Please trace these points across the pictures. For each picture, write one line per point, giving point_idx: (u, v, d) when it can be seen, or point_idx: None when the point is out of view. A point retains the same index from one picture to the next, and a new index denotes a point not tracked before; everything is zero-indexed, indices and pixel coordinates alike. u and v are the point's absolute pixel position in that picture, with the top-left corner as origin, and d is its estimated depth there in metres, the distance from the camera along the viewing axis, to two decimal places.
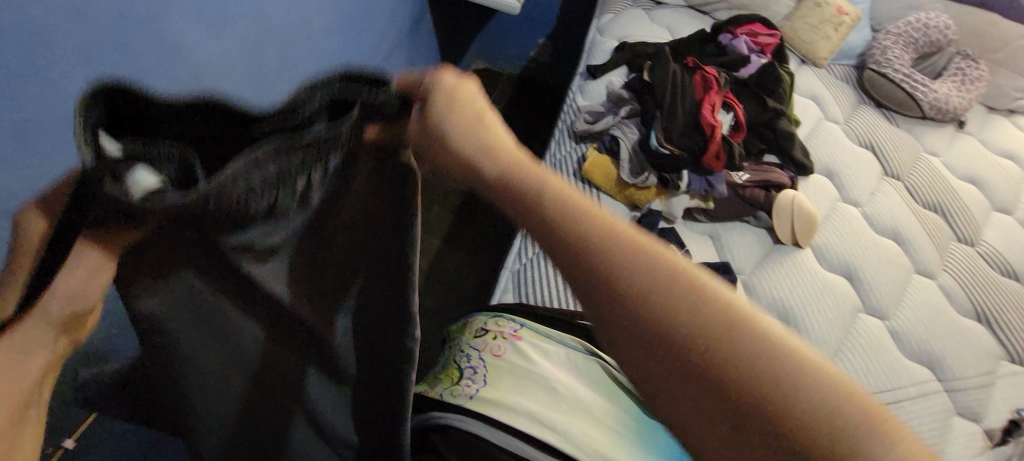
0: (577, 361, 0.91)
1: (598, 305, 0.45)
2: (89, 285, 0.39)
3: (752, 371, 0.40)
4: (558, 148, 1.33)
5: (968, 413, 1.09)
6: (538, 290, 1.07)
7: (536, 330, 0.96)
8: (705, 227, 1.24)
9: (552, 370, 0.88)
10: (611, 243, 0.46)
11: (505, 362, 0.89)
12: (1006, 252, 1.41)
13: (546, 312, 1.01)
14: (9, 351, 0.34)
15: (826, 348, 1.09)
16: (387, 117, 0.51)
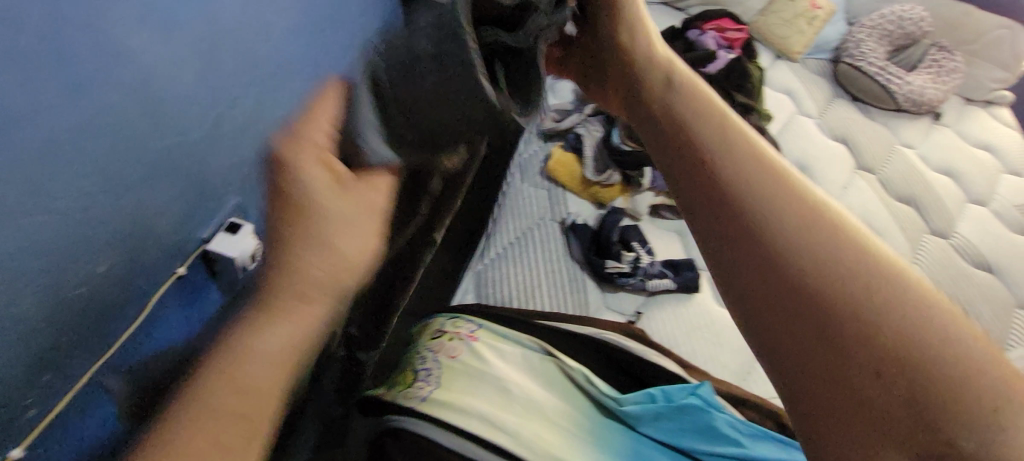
0: (534, 361, 0.90)
1: (740, 245, 0.44)
2: (343, 255, 0.43)
3: (886, 318, 0.39)
4: (526, 147, 1.33)
5: None
6: (499, 288, 1.07)
7: (494, 330, 0.95)
8: (671, 224, 1.23)
9: (508, 370, 0.88)
10: (780, 189, 0.45)
11: (461, 363, 0.88)
12: (980, 244, 1.39)
13: (505, 311, 1.02)
14: (298, 317, 0.42)
15: None
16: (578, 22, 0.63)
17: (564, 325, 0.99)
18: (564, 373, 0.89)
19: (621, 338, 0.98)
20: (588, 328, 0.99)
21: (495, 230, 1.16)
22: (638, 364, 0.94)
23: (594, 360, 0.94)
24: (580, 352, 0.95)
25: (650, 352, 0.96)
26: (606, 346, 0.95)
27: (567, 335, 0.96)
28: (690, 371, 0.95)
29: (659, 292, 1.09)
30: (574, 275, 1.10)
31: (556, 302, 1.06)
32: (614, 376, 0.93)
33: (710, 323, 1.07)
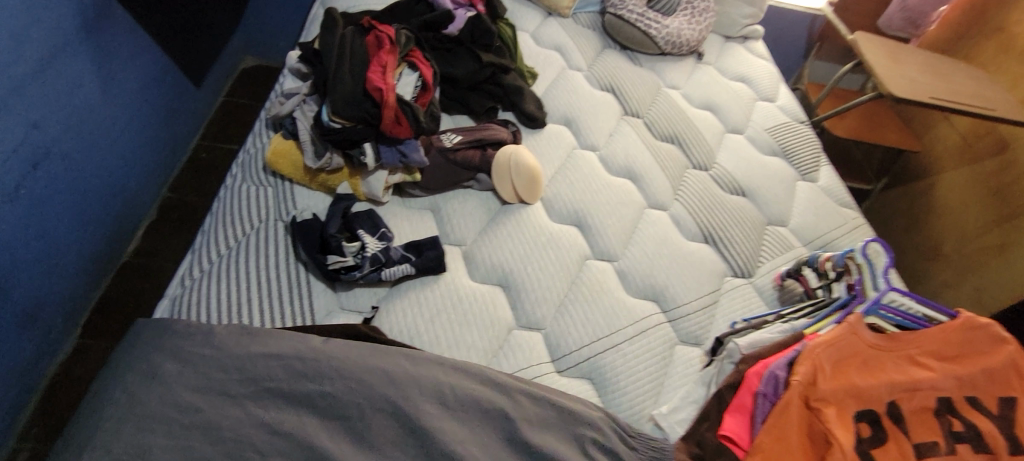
0: (215, 392, 0.74)
1: None
2: None
3: None
4: (254, 142, 1.16)
5: (690, 338, 1.06)
6: (196, 305, 0.89)
7: (170, 368, 0.76)
8: (423, 201, 1.14)
9: (180, 412, 0.71)
10: None
11: (116, 420, 0.70)
12: (735, 171, 1.45)
13: (184, 342, 0.80)
14: None
15: (547, 306, 1.02)
16: None
17: (258, 344, 0.80)
18: (248, 407, 0.73)
19: (329, 350, 0.81)
20: (285, 345, 0.80)
21: (206, 243, 0.99)
22: (337, 385, 0.76)
23: (288, 378, 0.76)
24: (326, 404, 0.74)
25: (364, 360, 0.80)
26: (298, 364, 0.77)
27: (259, 355, 0.78)
28: (417, 358, 0.83)
29: (400, 279, 0.98)
30: (296, 279, 0.95)
31: (268, 314, 0.90)
32: (309, 393, 0.75)
33: (457, 302, 0.98)
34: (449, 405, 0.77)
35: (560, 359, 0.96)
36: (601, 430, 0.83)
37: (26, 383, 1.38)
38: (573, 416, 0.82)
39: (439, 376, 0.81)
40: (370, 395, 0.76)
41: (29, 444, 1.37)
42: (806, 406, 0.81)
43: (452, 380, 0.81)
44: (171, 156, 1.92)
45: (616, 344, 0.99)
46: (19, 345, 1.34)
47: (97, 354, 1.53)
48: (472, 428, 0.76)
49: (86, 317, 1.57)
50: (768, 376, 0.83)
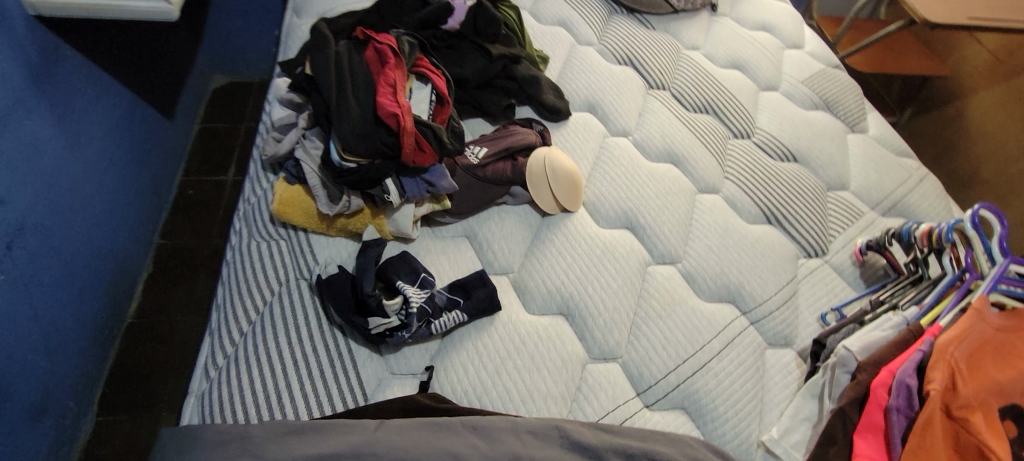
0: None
1: None
2: None
3: None
4: (253, 188, 1.02)
5: (779, 340, 0.95)
6: (225, 401, 0.78)
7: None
8: (456, 228, 1.00)
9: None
10: None
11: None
12: (781, 134, 1.31)
13: (216, 452, 0.68)
14: None
15: (620, 330, 0.89)
16: None
17: (305, 443, 0.68)
18: None
19: (385, 435, 0.69)
20: (336, 439, 0.69)
21: (223, 320, 0.87)
22: None
23: None
24: None
25: (429, 442, 0.68)
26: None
27: (306, 456, 0.66)
28: (489, 429, 0.72)
29: (452, 329, 0.86)
30: (335, 348, 0.82)
31: (314, 396, 0.78)
32: None
33: (521, 344, 0.86)
34: None
35: (646, 391, 0.85)
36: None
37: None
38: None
39: (518, 446, 0.70)
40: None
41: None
42: (947, 416, 0.70)
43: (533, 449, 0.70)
44: (156, 199, 1.74)
45: (705, 363, 0.88)
46: (33, 441, 1.21)
47: (119, 431, 1.39)
48: None
49: (101, 391, 1.43)
50: (898, 386, 0.72)
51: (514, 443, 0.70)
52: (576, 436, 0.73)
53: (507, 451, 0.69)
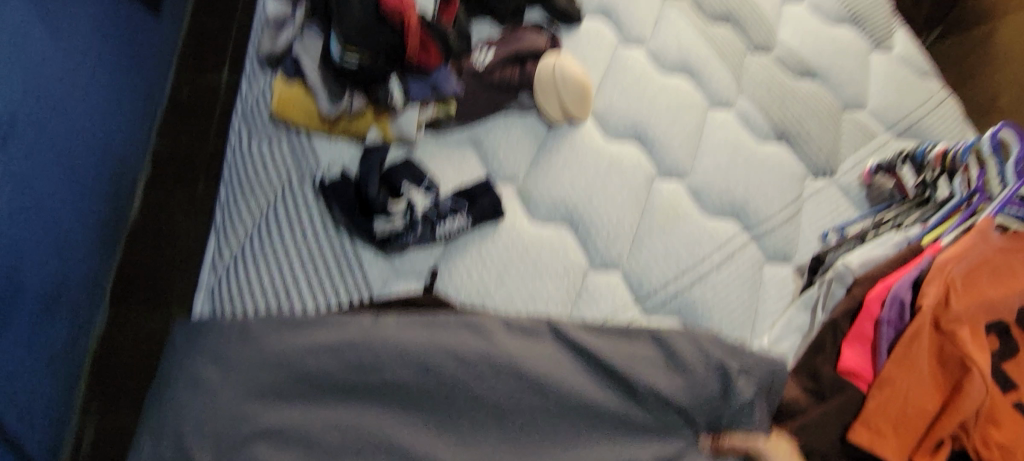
0: (279, 399, 0.66)
1: None
2: None
3: None
4: (250, 87, 0.98)
5: (777, 255, 0.96)
6: (236, 296, 0.80)
7: (216, 381, 0.67)
8: (460, 133, 0.96)
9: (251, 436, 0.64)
10: None
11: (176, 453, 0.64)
12: (801, 48, 1.24)
13: (217, 339, 0.71)
14: None
15: (623, 241, 0.90)
16: (724, 445, 0.67)
17: (296, 335, 0.70)
18: (311, 409, 0.66)
19: (385, 328, 0.70)
20: (325, 330, 0.70)
21: (229, 220, 0.88)
22: (407, 369, 0.68)
23: (344, 369, 0.68)
24: (402, 389, 0.67)
25: (422, 333, 0.70)
26: (354, 353, 0.68)
27: (309, 348, 0.69)
28: (479, 324, 0.72)
29: (455, 236, 0.86)
30: (339, 249, 0.83)
31: (320, 293, 0.80)
32: (371, 381, 0.68)
33: (523, 253, 0.86)
34: (538, 382, 0.68)
35: (647, 299, 0.87)
36: (713, 357, 0.71)
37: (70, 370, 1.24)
38: (676, 348, 0.72)
39: (506, 340, 0.71)
40: (438, 376, 0.68)
41: (95, 422, 1.30)
42: (935, 328, 0.72)
43: (525, 346, 0.71)
44: (148, 95, 1.54)
45: (704, 276, 0.89)
46: (49, 335, 1.17)
47: (132, 325, 1.40)
48: (577, 394, 0.69)
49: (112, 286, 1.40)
50: (891, 300, 0.74)
51: (501, 336, 0.71)
52: (565, 332, 0.72)
53: (500, 348, 0.70)
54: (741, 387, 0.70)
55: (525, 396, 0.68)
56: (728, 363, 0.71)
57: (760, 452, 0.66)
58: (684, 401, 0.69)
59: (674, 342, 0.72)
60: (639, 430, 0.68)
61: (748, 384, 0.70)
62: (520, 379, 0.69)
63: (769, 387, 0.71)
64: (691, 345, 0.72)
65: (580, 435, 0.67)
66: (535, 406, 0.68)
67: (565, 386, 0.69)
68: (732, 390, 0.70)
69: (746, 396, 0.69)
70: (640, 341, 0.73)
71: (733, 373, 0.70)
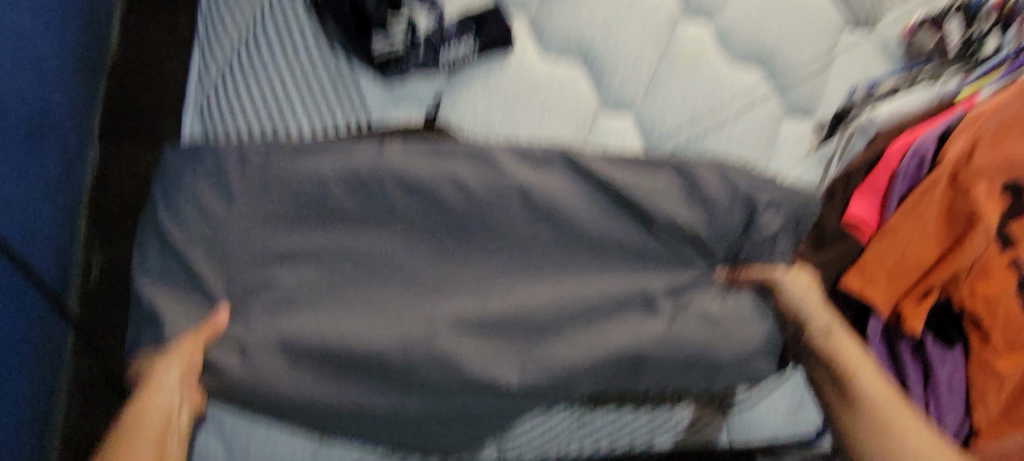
0: (274, 220, 0.61)
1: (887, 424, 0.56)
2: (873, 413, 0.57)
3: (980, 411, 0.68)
4: None
5: (800, 107, 0.86)
6: (224, 112, 0.76)
7: (211, 200, 0.62)
8: None
9: (255, 259, 0.61)
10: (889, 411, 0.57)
11: (169, 258, 0.61)
12: None
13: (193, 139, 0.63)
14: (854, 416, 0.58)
15: (639, 82, 0.84)
16: (742, 271, 0.66)
17: (298, 162, 0.62)
18: (298, 231, 0.62)
19: (395, 156, 0.63)
20: (331, 162, 0.62)
21: (210, 30, 0.80)
22: (408, 195, 0.63)
23: (349, 195, 0.62)
24: (405, 216, 0.63)
25: (429, 162, 0.63)
26: (359, 174, 0.62)
27: (303, 172, 0.62)
28: (489, 155, 0.64)
29: (458, 64, 0.79)
30: (334, 69, 0.77)
31: (313, 114, 0.76)
32: (378, 209, 0.63)
33: (533, 88, 0.81)
34: (550, 218, 0.64)
35: (657, 143, 0.84)
36: (738, 191, 0.66)
37: (65, 205, 0.97)
38: (708, 195, 0.65)
39: (521, 173, 0.64)
40: (451, 212, 0.63)
41: (106, 255, 1.07)
42: (952, 182, 0.70)
43: (541, 181, 0.64)
44: None
45: (721, 127, 0.84)
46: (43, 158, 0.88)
47: (128, 156, 1.12)
48: (587, 229, 0.64)
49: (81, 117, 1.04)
50: (913, 151, 0.71)
51: (517, 170, 0.64)
52: (592, 173, 0.65)
53: (512, 181, 0.64)
54: (764, 220, 0.65)
55: (534, 230, 0.64)
56: (756, 197, 0.65)
57: (776, 283, 0.65)
58: (701, 236, 0.65)
59: (698, 177, 0.66)
60: (651, 266, 0.65)
61: (774, 215, 0.65)
62: (531, 212, 0.64)
63: (796, 221, 0.67)
64: (716, 176, 0.66)
65: (586, 270, 0.64)
66: (543, 242, 0.64)
67: (581, 220, 0.64)
68: (755, 223, 0.65)
69: (769, 231, 0.65)
70: (657, 177, 0.66)
71: (760, 205, 0.65)
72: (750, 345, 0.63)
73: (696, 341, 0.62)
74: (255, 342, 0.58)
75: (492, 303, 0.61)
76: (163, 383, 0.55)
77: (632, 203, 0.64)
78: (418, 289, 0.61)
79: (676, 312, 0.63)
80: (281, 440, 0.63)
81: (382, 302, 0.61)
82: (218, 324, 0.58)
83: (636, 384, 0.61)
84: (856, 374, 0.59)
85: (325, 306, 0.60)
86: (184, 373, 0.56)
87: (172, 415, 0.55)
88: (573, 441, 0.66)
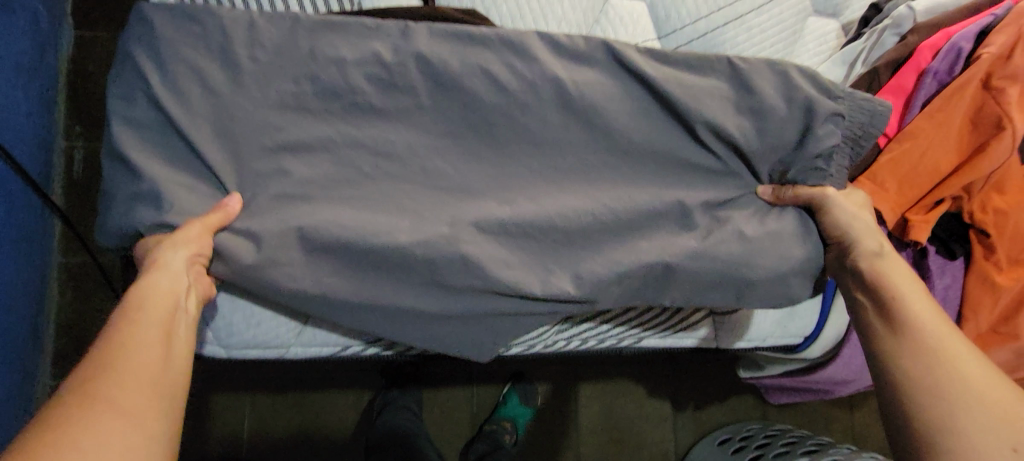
0: (284, 103, 0.50)
1: (919, 350, 0.44)
2: (912, 338, 0.45)
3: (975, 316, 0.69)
4: None
5: (825, 6, 0.74)
6: None
7: (169, 83, 0.48)
8: None
9: (257, 131, 0.49)
10: (932, 336, 0.45)
11: (107, 154, 0.48)
12: None
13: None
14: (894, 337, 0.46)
15: None
16: (788, 184, 0.55)
17: (321, 39, 0.50)
18: (303, 126, 0.50)
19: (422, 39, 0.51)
20: (354, 45, 0.51)
21: None
22: (429, 85, 0.51)
23: (373, 87, 0.51)
24: (425, 116, 0.52)
25: (457, 50, 0.51)
26: (377, 61, 0.50)
27: (309, 53, 0.50)
28: (522, 43, 0.52)
29: None
30: None
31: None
32: (404, 105, 0.51)
33: None
34: (588, 118, 0.53)
35: (668, 35, 0.70)
36: (797, 96, 0.53)
37: (43, 84, 0.76)
38: (767, 102, 0.53)
39: (557, 65, 0.52)
40: (478, 106, 0.51)
41: (88, 145, 0.83)
42: (984, 86, 0.63)
43: (574, 73, 0.52)
44: None
45: (741, 16, 0.70)
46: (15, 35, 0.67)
47: (102, 46, 0.85)
48: (620, 129, 0.53)
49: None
50: (948, 49, 0.65)
51: (550, 61, 0.52)
52: (640, 70, 0.52)
53: (550, 72, 0.52)
54: (822, 134, 0.53)
55: (564, 130, 0.53)
56: (819, 105, 0.53)
57: (822, 198, 0.53)
58: (751, 149, 0.53)
59: (756, 82, 0.53)
60: (691, 172, 0.54)
61: (834, 129, 0.54)
62: (567, 109, 0.52)
63: (860, 131, 0.55)
64: (774, 81, 0.54)
65: (618, 178, 0.54)
66: (576, 144, 0.53)
67: (628, 115, 0.53)
68: (812, 135, 0.53)
69: (826, 144, 0.53)
70: (713, 77, 0.54)
71: (821, 114, 0.53)
72: (783, 266, 0.53)
73: (730, 256, 0.52)
74: (271, 235, 0.47)
75: (522, 206, 0.51)
76: (170, 264, 0.42)
77: (688, 101, 0.52)
78: (439, 194, 0.51)
79: (714, 227, 0.53)
80: (263, 323, 0.55)
81: (406, 201, 0.50)
82: (229, 214, 0.46)
83: (660, 299, 0.52)
84: (905, 298, 0.47)
85: (347, 201, 0.50)
86: (195, 255, 0.43)
87: (180, 299, 0.41)
88: (561, 340, 0.63)
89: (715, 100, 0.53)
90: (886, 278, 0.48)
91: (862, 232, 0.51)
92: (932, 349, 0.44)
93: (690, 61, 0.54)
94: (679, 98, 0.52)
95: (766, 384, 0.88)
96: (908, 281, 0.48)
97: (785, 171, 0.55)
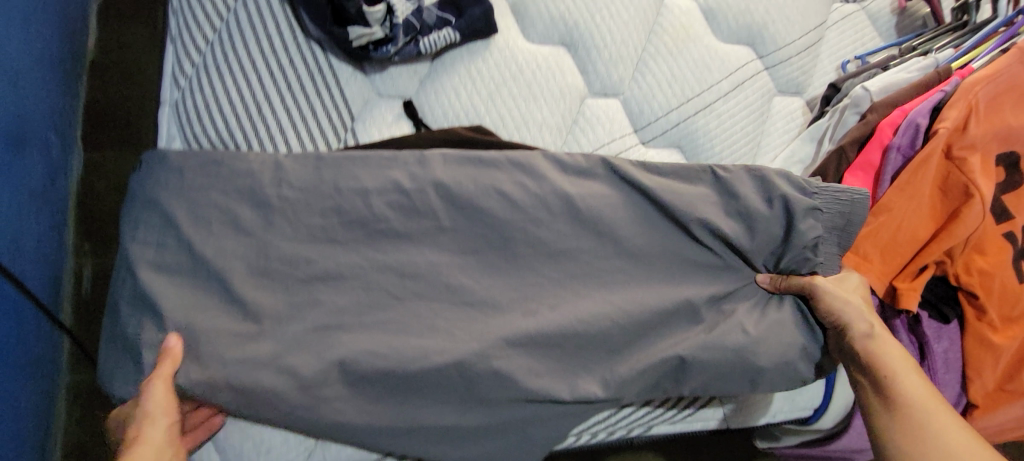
0: (313, 235, 0.52)
1: (911, 429, 0.46)
2: (906, 419, 0.47)
3: (983, 379, 0.70)
4: None
5: (789, 86, 0.80)
6: (177, 118, 0.63)
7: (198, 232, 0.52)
8: None
9: (288, 269, 0.51)
10: (923, 415, 0.47)
11: (134, 297, 0.50)
12: None
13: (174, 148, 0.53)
14: (889, 417, 0.48)
15: (625, 65, 0.73)
16: (783, 273, 0.57)
17: (343, 174, 0.54)
18: (333, 257, 0.52)
19: (440, 168, 0.54)
20: (375, 175, 0.54)
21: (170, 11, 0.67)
22: (447, 207, 0.54)
23: (396, 214, 0.53)
24: (446, 235, 0.54)
25: (473, 173, 0.55)
26: (400, 191, 0.53)
27: (334, 189, 0.53)
28: (530, 163, 0.56)
29: (444, 50, 0.68)
30: (307, 57, 0.64)
31: (282, 114, 0.63)
32: (426, 228, 0.54)
33: (518, 71, 0.70)
34: (597, 225, 0.55)
35: (644, 128, 0.74)
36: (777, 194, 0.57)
37: (54, 210, 0.78)
38: (752, 207, 0.56)
39: (564, 182, 0.55)
40: (494, 222, 0.54)
41: (101, 264, 0.85)
42: (946, 155, 0.68)
43: (579, 187, 0.56)
44: None
45: (709, 105, 0.75)
46: (29, 171, 0.71)
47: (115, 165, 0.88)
48: (624, 235, 0.56)
49: (86, 105, 0.88)
50: (906, 125, 0.69)
51: (557, 179, 0.56)
52: (636, 182, 0.56)
53: (556, 187, 0.55)
54: (804, 227, 0.56)
55: (577, 239, 0.55)
56: (797, 204, 0.56)
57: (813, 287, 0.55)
58: (746, 248, 0.56)
59: (739, 189, 0.57)
60: (694, 269, 0.57)
61: (814, 223, 0.57)
62: (577, 220, 0.55)
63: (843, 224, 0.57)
64: (753, 186, 0.57)
65: (630, 280, 0.56)
66: (590, 251, 0.55)
67: (632, 220, 0.56)
68: (795, 230, 0.56)
69: (811, 236, 0.56)
70: (701, 185, 0.58)
71: (800, 211, 0.56)
72: (793, 350, 0.55)
73: (739, 349, 0.53)
74: (309, 368, 0.48)
75: (544, 315, 0.52)
76: (151, 438, 0.45)
77: (683, 205, 0.56)
78: (462, 309, 0.52)
79: (717, 322, 0.55)
80: (283, 445, 0.54)
81: (435, 320, 0.51)
82: (173, 355, 0.47)
83: (678, 390, 0.53)
84: (900, 382, 0.48)
85: (379, 326, 0.51)
86: (172, 421, 0.46)
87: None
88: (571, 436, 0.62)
89: (707, 201, 0.57)
90: (880, 360, 0.50)
91: (857, 316, 0.53)
92: (922, 428, 0.46)
93: (679, 171, 0.58)
94: (674, 203, 0.56)
95: (784, 455, 0.86)
96: (901, 362, 0.50)
97: (778, 262, 0.58)
